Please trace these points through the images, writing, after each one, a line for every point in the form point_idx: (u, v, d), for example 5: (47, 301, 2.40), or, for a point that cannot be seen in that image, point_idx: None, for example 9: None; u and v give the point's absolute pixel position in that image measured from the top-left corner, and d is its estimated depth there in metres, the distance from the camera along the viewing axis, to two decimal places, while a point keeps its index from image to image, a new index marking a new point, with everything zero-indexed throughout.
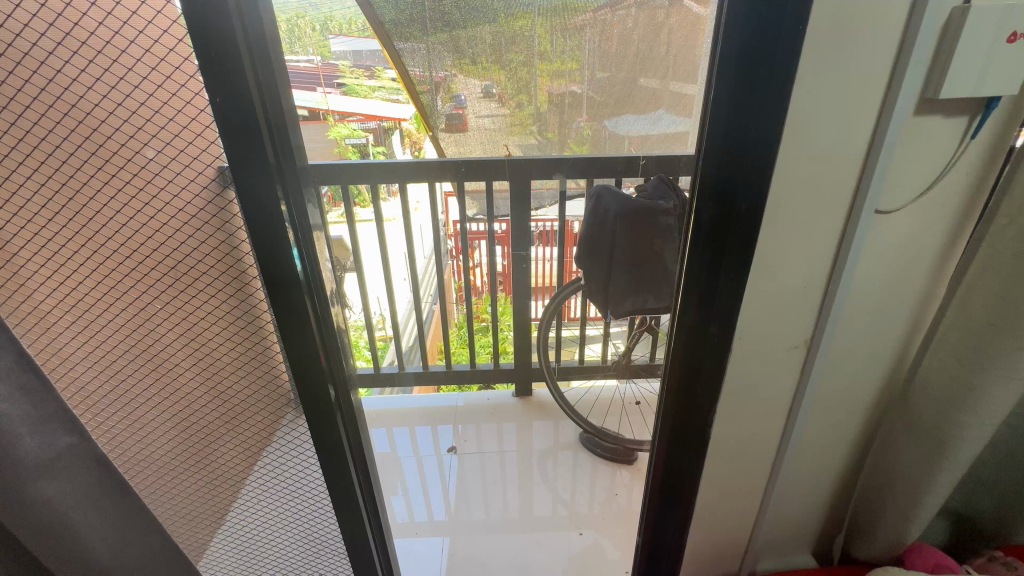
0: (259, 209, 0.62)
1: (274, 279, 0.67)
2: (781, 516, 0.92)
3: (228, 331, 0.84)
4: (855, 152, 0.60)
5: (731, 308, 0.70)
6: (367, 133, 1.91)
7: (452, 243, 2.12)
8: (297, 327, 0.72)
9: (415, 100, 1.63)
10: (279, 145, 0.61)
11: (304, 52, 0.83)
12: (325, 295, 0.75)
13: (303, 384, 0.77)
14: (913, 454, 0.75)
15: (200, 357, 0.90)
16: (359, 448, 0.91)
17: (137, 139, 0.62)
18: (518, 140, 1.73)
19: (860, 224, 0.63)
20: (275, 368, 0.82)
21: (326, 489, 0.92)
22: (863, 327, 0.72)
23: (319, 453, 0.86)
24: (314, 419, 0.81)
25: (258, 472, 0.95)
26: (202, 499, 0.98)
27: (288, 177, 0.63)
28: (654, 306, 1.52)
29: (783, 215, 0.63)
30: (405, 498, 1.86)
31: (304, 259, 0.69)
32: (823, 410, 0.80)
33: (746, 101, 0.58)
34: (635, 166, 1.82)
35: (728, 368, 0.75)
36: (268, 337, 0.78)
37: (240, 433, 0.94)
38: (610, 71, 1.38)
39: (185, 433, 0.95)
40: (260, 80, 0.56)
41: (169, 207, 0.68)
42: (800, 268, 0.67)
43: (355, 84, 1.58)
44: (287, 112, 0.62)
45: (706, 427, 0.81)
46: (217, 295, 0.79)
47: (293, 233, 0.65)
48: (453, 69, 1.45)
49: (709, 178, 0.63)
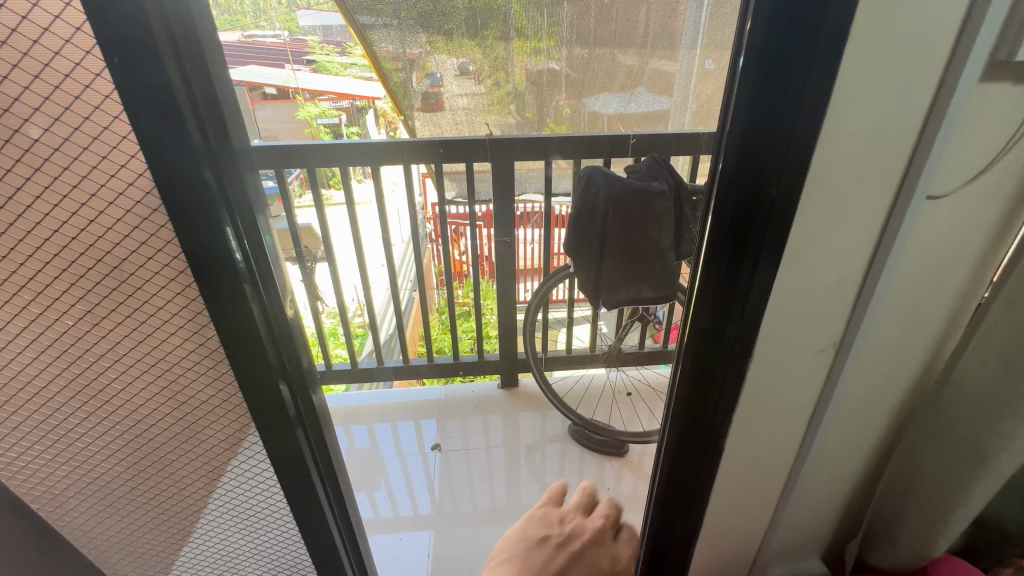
0: (185, 201, 0.50)
1: (212, 282, 0.55)
2: (794, 524, 0.86)
3: (214, 389, 0.66)
4: (907, 129, 0.51)
5: (752, 309, 0.62)
6: (341, 114, 1.65)
7: (430, 225, 2.06)
8: (242, 335, 0.60)
9: (385, 81, 1.49)
10: (214, 124, 0.49)
11: (257, 19, 0.93)
12: (281, 295, 0.62)
13: (256, 400, 0.66)
14: (946, 461, 0.69)
15: (182, 432, 0.71)
16: (324, 453, 0.79)
17: (55, 164, 0.47)
18: (497, 121, 1.61)
19: (908, 216, 0.54)
20: (219, 394, 0.67)
21: (276, 499, 0.81)
22: (896, 328, 0.64)
23: (281, 476, 0.76)
24: (268, 435, 0.70)
25: (251, 513, 0.83)
26: (147, 543, 0.84)
27: (225, 160, 0.50)
28: (649, 296, 1.43)
29: (820, 202, 0.54)
30: (388, 493, 1.78)
31: (250, 254, 0.56)
32: (847, 416, 0.73)
33: (780, 75, 0.48)
34: (623, 145, 1.51)
35: (748, 374, 0.67)
36: (210, 360, 0.63)
37: (236, 492, 0.79)
38: (588, 49, 1.29)
39: (168, 511, 0.80)
40: (178, 47, 0.44)
41: (124, 245, 0.53)
42: (835, 263, 0.59)
43: (325, 58, 1.39)
44: (217, 82, 0.49)
45: (718, 435, 0.74)
46: (189, 344, 0.61)
47: (232, 226, 0.53)
48: (427, 46, 1.34)
49: (732, 163, 0.54)
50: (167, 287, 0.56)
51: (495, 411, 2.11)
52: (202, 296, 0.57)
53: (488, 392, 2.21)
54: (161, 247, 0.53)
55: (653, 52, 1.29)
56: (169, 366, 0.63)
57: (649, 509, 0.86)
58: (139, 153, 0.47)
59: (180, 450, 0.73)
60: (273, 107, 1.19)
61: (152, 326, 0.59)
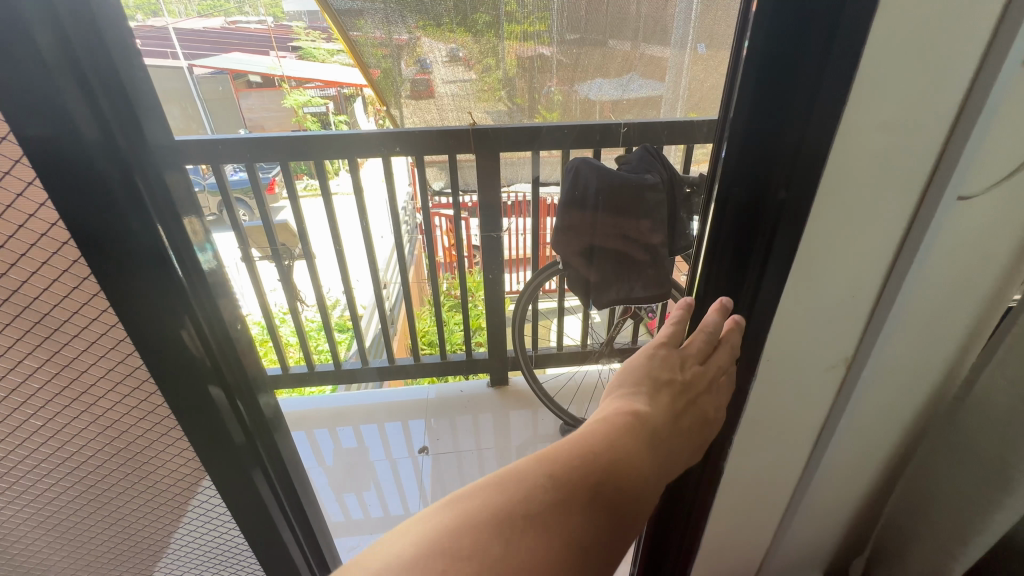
0: (85, 204, 0.43)
1: (131, 295, 0.49)
2: (798, 544, 0.81)
3: (155, 414, 0.61)
4: (937, 122, 0.43)
5: (753, 324, 0.56)
6: (329, 102, 1.28)
7: (422, 217, 1.81)
8: (172, 355, 0.54)
9: (370, 81, 1.39)
10: (124, 125, 0.42)
11: (242, 14, 0.99)
12: (221, 311, 0.56)
13: (195, 421, 0.60)
14: (964, 483, 0.63)
15: (130, 458, 0.66)
16: (283, 475, 0.74)
17: None
18: (487, 108, 1.45)
19: (930, 229, 0.48)
20: (159, 418, 0.62)
21: (229, 529, 0.75)
22: (914, 342, 0.58)
23: (237, 502, 0.70)
24: (212, 457, 0.65)
25: (216, 537, 0.78)
26: (101, 566, 0.79)
27: (141, 165, 0.43)
28: (640, 296, 1.39)
29: (834, 206, 0.47)
30: (377, 492, 1.73)
31: (181, 268, 0.50)
32: (858, 435, 0.66)
33: (787, 69, 0.42)
34: (613, 134, 1.47)
35: (750, 394, 0.62)
36: (145, 382, 0.58)
37: (198, 518, 0.74)
38: (580, 32, 1.15)
39: (133, 534, 0.77)
40: (63, 26, 0.37)
41: (28, 263, 0.47)
42: (849, 273, 0.52)
43: (314, 47, 1.19)
44: (128, 74, 0.42)
45: (718, 456, 0.68)
46: (120, 368, 0.56)
47: (153, 233, 0.46)
48: (417, 31, 1.25)
49: (732, 161, 0.48)
50: (83, 309, 0.50)
51: (486, 410, 2.05)
52: (116, 314, 0.51)
53: (478, 391, 2.14)
54: (69, 264, 0.47)
55: (647, 39, 1.14)
56: (101, 390, 0.58)
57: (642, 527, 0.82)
58: (23, 157, 0.41)
59: (127, 475, 0.68)
60: (256, 99, 1.14)
61: (75, 349, 0.54)
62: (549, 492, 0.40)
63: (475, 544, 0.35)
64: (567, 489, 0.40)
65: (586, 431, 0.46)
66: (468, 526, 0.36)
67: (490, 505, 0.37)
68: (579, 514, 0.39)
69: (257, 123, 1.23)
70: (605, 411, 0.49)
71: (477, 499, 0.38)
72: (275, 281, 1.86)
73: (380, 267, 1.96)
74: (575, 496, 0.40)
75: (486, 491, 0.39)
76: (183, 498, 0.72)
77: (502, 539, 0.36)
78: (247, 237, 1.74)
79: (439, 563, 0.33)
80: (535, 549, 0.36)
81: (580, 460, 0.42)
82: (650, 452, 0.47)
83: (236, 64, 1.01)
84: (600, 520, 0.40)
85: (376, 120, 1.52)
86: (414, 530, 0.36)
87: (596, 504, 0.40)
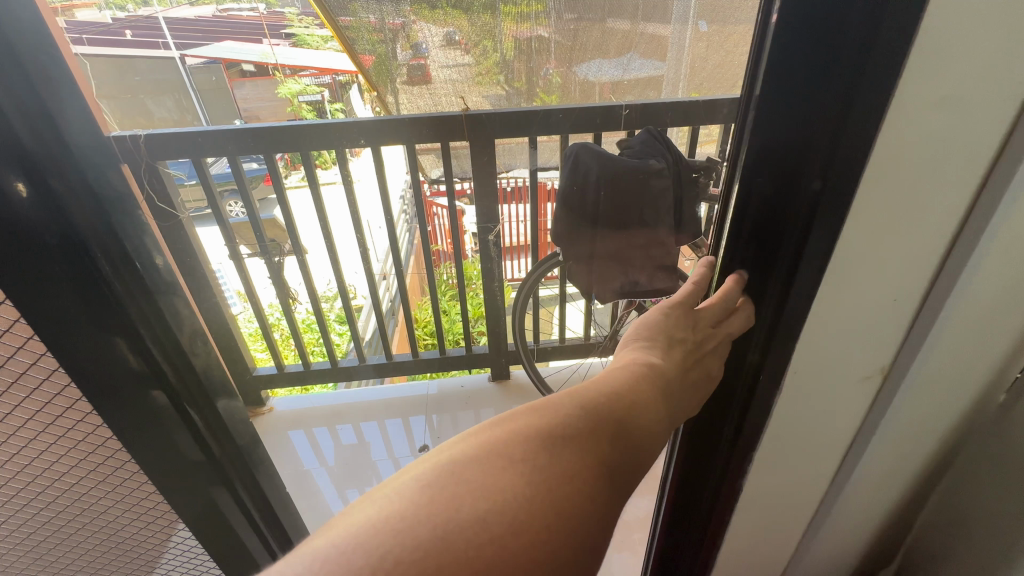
0: None
1: (49, 307, 0.44)
2: (824, 558, 0.75)
3: (108, 444, 0.56)
4: (1010, 96, 0.36)
5: (778, 331, 0.50)
6: (323, 90, 1.21)
7: (411, 195, 1.73)
8: (106, 363, 0.49)
9: (364, 70, 1.25)
10: (32, 122, 0.38)
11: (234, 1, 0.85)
12: (170, 318, 0.52)
13: (142, 443, 0.55)
14: (1009, 500, 0.56)
15: (94, 486, 0.61)
16: (252, 488, 0.69)
17: None
18: (484, 92, 1.37)
19: (990, 230, 0.40)
20: (109, 450, 0.56)
21: (204, 551, 0.70)
22: (970, 352, 0.50)
23: (202, 522, 0.65)
24: (167, 480, 0.59)
25: (192, 562, 0.74)
26: None
27: (59, 166, 0.40)
28: (644, 289, 1.36)
29: (879, 201, 0.40)
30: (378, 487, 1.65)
31: (113, 273, 0.46)
32: (896, 450, 0.60)
33: (823, 40, 0.36)
34: (615, 117, 1.35)
35: (774, 406, 0.56)
36: (84, 410, 0.52)
37: (177, 542, 0.69)
38: (579, 12, 1.07)
39: (104, 561, 0.72)
40: None
41: None
42: (892, 276, 0.45)
43: (308, 34, 1.09)
44: (37, 69, 0.38)
45: (738, 468, 0.63)
46: (62, 397, 0.51)
47: (76, 233, 0.42)
48: (411, 14, 1.14)
49: (756, 145, 0.43)
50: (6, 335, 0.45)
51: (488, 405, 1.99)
52: (41, 336, 0.45)
53: (480, 385, 2.08)
54: None
55: (648, 18, 1.03)
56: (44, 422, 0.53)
57: (657, 520, 0.80)
58: None
59: (88, 504, 0.63)
60: (250, 88, 1.09)
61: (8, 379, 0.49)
62: (581, 420, 0.41)
63: (526, 450, 0.37)
64: (594, 416, 0.41)
65: (603, 377, 0.46)
66: (516, 435, 0.37)
67: (532, 424, 0.39)
68: (608, 438, 0.40)
69: (252, 112, 1.22)
70: (618, 360, 0.50)
71: (518, 419, 0.39)
72: (265, 279, 1.81)
73: (375, 259, 1.88)
74: (603, 424, 0.41)
75: (526, 414, 0.40)
76: (163, 521, 0.67)
77: (546, 450, 0.37)
78: (236, 232, 1.69)
79: (498, 463, 0.35)
80: (575, 461, 0.37)
81: (606, 396, 0.43)
82: (663, 400, 0.47)
83: (227, 53, 0.87)
84: (624, 449, 0.41)
85: (374, 105, 1.39)
86: (466, 438, 0.38)
87: (618, 435, 0.41)
